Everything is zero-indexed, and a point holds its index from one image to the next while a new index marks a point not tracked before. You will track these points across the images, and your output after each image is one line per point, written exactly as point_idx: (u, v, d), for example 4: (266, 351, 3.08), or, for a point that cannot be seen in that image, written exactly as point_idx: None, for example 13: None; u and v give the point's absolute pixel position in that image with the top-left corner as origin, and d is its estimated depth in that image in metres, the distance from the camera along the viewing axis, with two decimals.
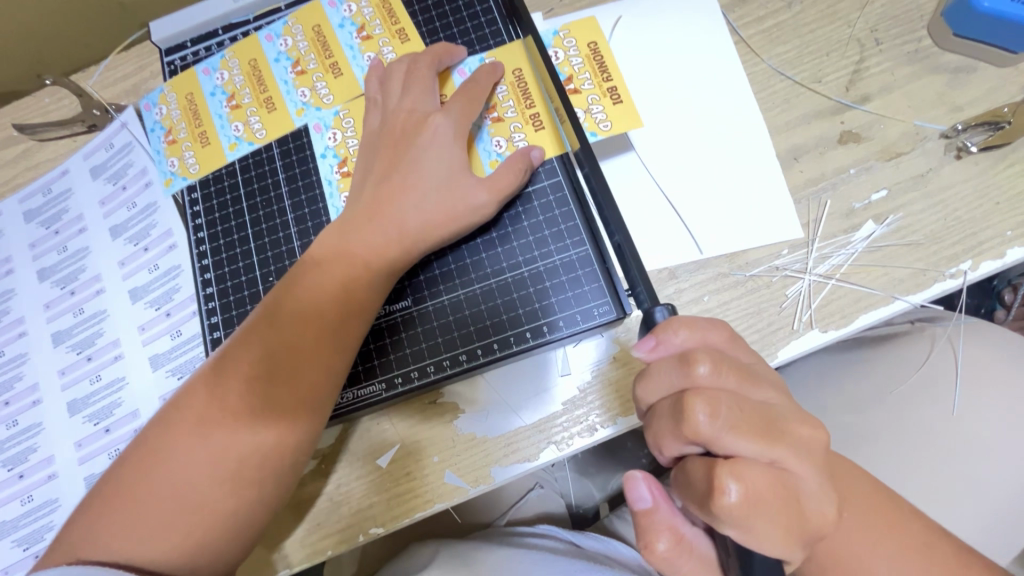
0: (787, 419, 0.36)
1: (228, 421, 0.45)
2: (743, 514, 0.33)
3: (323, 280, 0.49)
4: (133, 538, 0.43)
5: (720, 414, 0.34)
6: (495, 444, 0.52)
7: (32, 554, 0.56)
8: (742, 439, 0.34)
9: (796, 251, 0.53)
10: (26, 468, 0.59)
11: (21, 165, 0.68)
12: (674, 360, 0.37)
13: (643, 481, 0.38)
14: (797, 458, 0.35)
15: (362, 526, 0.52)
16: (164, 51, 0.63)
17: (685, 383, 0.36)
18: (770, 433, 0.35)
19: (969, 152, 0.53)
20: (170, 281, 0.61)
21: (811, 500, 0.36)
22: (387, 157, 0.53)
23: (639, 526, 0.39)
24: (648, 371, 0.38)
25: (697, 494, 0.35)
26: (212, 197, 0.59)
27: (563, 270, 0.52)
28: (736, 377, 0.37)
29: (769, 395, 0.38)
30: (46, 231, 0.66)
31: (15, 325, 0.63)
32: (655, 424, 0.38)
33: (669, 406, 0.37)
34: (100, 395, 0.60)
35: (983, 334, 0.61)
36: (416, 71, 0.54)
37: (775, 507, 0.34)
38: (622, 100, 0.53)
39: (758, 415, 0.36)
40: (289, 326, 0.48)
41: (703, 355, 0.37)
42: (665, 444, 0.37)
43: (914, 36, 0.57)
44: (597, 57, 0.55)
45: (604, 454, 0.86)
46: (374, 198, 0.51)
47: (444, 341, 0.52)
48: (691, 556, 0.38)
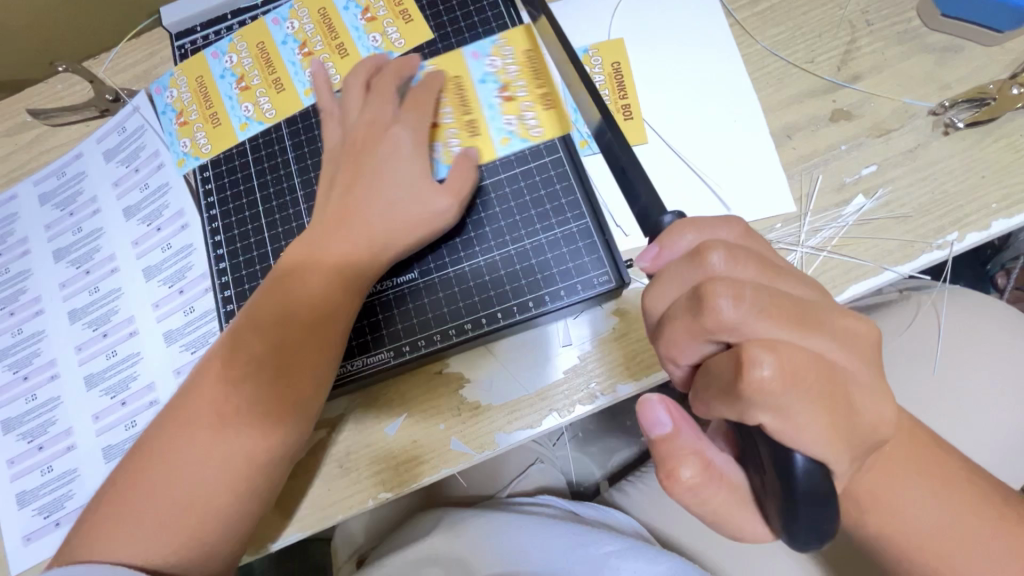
0: (824, 311, 0.33)
1: (242, 395, 0.47)
2: (780, 396, 0.30)
3: (335, 254, 0.51)
4: (160, 501, 0.45)
5: (745, 297, 0.31)
6: (499, 412, 0.54)
7: (52, 522, 0.58)
8: (772, 321, 0.31)
9: (789, 225, 0.55)
10: (45, 440, 0.61)
11: (36, 150, 0.70)
12: (684, 258, 0.35)
13: (660, 404, 0.35)
14: (838, 348, 0.32)
15: (371, 491, 0.54)
16: (175, 35, 0.65)
17: (699, 276, 0.34)
18: (806, 321, 0.32)
19: (956, 127, 0.55)
20: (183, 260, 0.63)
21: (857, 394, 0.32)
22: (397, 136, 0.54)
23: (660, 455, 0.36)
24: (657, 278, 0.37)
25: (722, 386, 0.31)
26: (223, 176, 0.61)
27: (564, 242, 0.54)
28: (755, 268, 0.34)
29: (801, 289, 0.35)
30: (61, 213, 0.67)
31: (32, 304, 0.65)
32: (668, 330, 0.35)
33: (684, 301, 0.34)
34: (116, 369, 0.62)
35: (969, 302, 0.63)
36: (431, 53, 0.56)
37: (816, 393, 0.30)
38: (633, 117, 0.58)
39: (791, 301, 0.32)
40: (298, 304, 0.50)
41: (716, 245, 0.35)
42: (682, 345, 0.34)
43: (903, 17, 0.59)
44: (619, 76, 0.60)
45: (604, 432, 0.88)
46: (384, 175, 0.53)
47: (449, 311, 0.54)
48: (718, 485, 0.35)
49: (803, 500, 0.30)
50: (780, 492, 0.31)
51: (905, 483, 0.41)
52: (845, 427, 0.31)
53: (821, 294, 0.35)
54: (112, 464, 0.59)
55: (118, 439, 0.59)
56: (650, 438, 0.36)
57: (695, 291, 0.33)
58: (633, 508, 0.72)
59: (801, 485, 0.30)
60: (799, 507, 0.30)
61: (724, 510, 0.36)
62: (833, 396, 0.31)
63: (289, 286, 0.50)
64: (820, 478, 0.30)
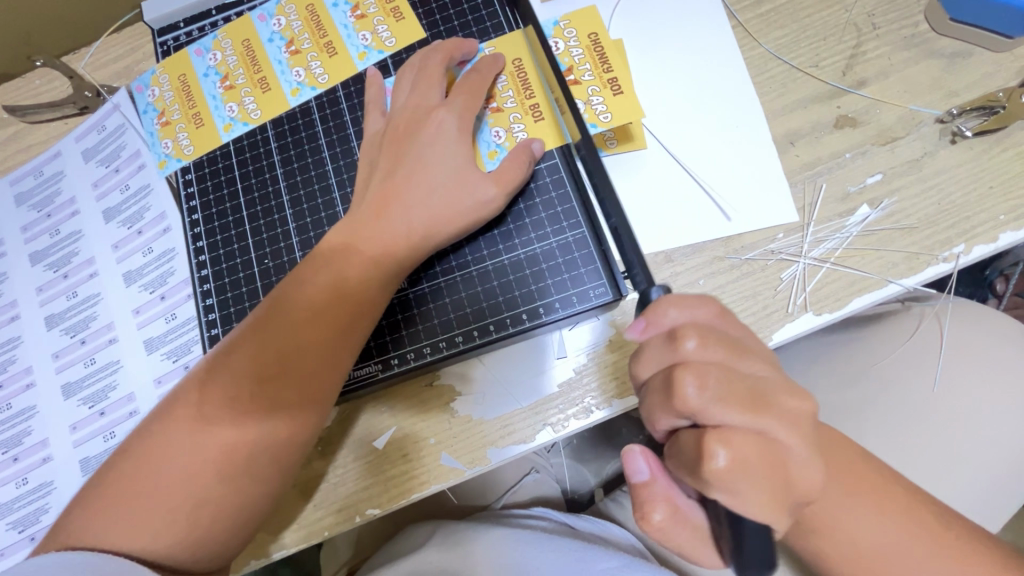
0: (774, 391, 0.34)
1: (226, 415, 0.45)
2: (733, 483, 0.31)
3: (325, 265, 0.49)
4: (127, 525, 0.42)
5: (708, 384, 0.32)
6: (491, 426, 0.52)
7: (28, 536, 0.56)
8: (731, 411, 0.32)
9: (791, 235, 0.53)
10: (21, 451, 0.58)
11: (12, 148, 0.67)
12: (662, 336, 0.35)
13: (640, 454, 0.36)
14: (788, 433, 0.32)
15: (358, 508, 0.52)
16: (157, 31, 0.63)
17: (674, 359, 0.34)
18: (762, 405, 0.33)
19: (964, 136, 0.54)
20: (165, 265, 0.61)
21: (801, 472, 0.33)
22: (390, 144, 0.52)
23: (635, 498, 0.36)
24: (639, 351, 0.36)
25: (688, 466, 0.32)
26: (206, 178, 0.59)
27: (560, 253, 0.52)
28: (724, 349, 0.34)
29: (762, 366, 0.35)
30: (38, 214, 0.65)
31: (8, 309, 0.63)
32: (647, 402, 0.35)
33: (659, 381, 0.34)
34: (95, 378, 0.59)
35: (968, 312, 0.62)
36: (428, 67, 0.53)
37: (768, 476, 0.32)
38: (622, 91, 0.54)
39: (750, 386, 0.33)
40: (285, 326, 0.47)
41: (690, 329, 0.34)
42: (657, 420, 0.35)
43: (911, 21, 0.57)
44: (597, 47, 0.56)
45: (601, 441, 0.86)
46: (377, 181, 0.52)
47: (440, 323, 0.52)
48: (687, 529, 0.35)
49: (751, 534, 0.32)
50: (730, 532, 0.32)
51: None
52: (789, 501, 0.33)
53: (776, 371, 0.36)
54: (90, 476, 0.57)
55: (97, 451, 0.57)
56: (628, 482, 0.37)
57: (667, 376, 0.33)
58: (628, 520, 0.71)
59: (749, 528, 0.32)
60: (745, 542, 0.32)
61: (695, 552, 0.36)
62: (778, 479, 0.32)
63: (277, 305, 0.48)
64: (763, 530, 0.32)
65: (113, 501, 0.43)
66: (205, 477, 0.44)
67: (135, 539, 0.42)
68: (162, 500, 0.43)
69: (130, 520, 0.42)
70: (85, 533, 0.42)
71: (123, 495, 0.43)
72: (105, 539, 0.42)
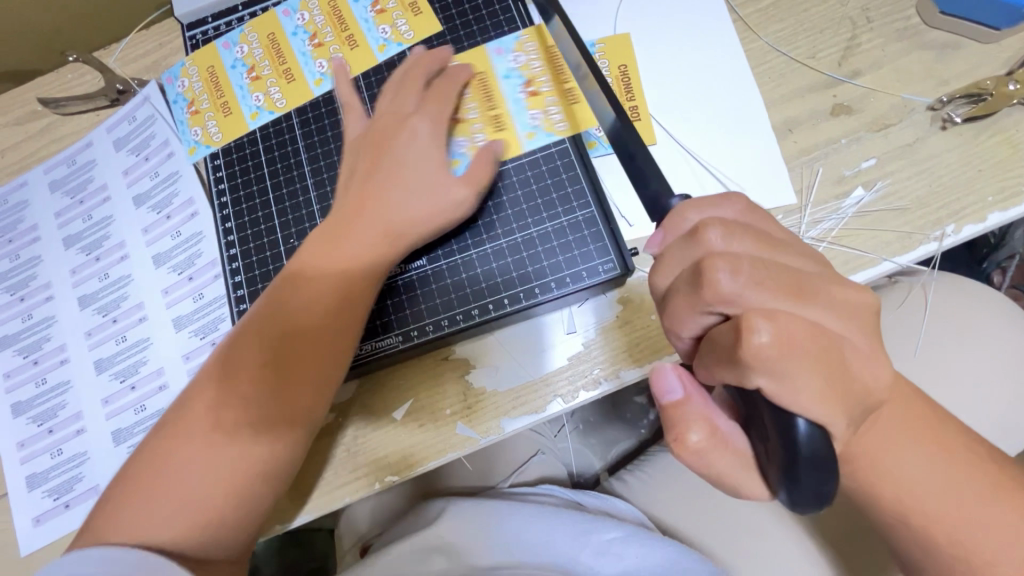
0: (817, 280, 0.34)
1: (260, 378, 0.48)
2: (779, 361, 0.30)
3: (351, 241, 0.52)
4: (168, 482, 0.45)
5: (742, 270, 0.32)
6: (504, 397, 0.55)
7: (62, 504, 0.59)
8: (767, 291, 0.32)
9: (790, 217, 0.56)
10: (55, 424, 0.61)
11: (46, 139, 0.71)
12: (683, 237, 0.36)
13: (671, 371, 0.36)
14: (832, 316, 0.33)
15: (379, 474, 0.55)
16: (187, 26, 0.66)
17: (697, 252, 0.35)
18: (802, 291, 0.33)
19: (954, 122, 0.56)
20: (192, 247, 0.64)
21: (855, 361, 0.33)
22: (412, 132, 0.56)
23: (668, 420, 0.36)
24: (661, 258, 0.38)
25: (722, 354, 0.32)
26: (234, 163, 0.62)
27: (571, 231, 0.55)
28: (751, 241, 0.35)
29: (800, 262, 0.36)
30: (71, 200, 0.68)
31: (42, 290, 0.66)
32: (672, 304, 0.36)
33: (686, 276, 0.35)
34: (125, 354, 0.62)
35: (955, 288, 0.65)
36: (453, 57, 0.57)
37: (815, 357, 0.31)
38: (640, 120, 0.59)
39: (786, 272, 0.33)
40: (315, 296, 0.51)
41: (712, 223, 0.35)
42: (683, 318, 0.36)
43: (903, 14, 0.60)
44: (625, 78, 0.60)
45: (604, 421, 0.91)
46: (401, 164, 0.55)
47: (457, 297, 0.55)
48: (725, 450, 0.35)
49: (806, 463, 0.30)
50: (780, 457, 0.31)
51: (899, 461, 0.43)
52: (844, 396, 0.32)
53: (816, 263, 0.36)
54: (121, 447, 0.60)
55: (128, 424, 0.60)
56: (659, 405, 0.37)
57: (695, 267, 0.34)
58: (634, 496, 0.74)
59: (805, 454, 0.30)
60: (801, 475, 0.30)
61: (728, 474, 0.36)
62: (832, 361, 0.32)
63: (307, 277, 0.52)
64: (820, 442, 0.31)
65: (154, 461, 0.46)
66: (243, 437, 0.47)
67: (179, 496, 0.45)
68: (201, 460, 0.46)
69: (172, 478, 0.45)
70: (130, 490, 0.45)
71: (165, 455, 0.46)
72: (151, 496, 0.45)
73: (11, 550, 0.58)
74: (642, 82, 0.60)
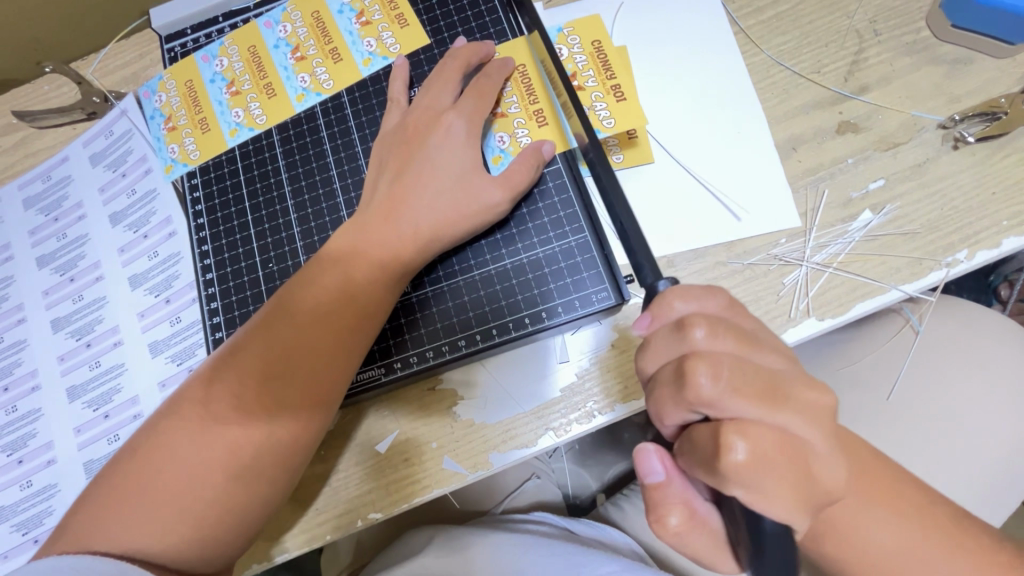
0: (793, 383, 0.33)
1: (232, 416, 0.46)
2: (753, 476, 0.30)
3: (332, 267, 0.50)
4: (131, 526, 0.42)
5: (723, 376, 0.31)
6: (494, 430, 0.52)
7: (31, 539, 0.56)
8: (745, 400, 0.31)
9: (794, 240, 0.53)
10: (25, 454, 0.59)
11: (21, 153, 0.68)
12: (668, 329, 0.35)
13: (655, 454, 0.34)
14: (807, 425, 0.32)
15: (361, 512, 0.52)
16: (164, 38, 0.63)
17: (682, 348, 0.34)
18: (779, 397, 0.32)
19: (966, 142, 0.54)
20: (170, 268, 0.61)
21: (824, 464, 0.33)
22: (401, 153, 0.53)
23: (649, 501, 0.35)
24: (647, 343, 0.36)
25: (700, 458, 0.32)
26: (212, 183, 0.59)
27: (563, 257, 0.53)
28: (735, 340, 0.33)
29: (778, 360, 0.34)
30: (45, 218, 0.66)
31: (15, 312, 0.63)
32: (655, 395, 0.34)
33: (669, 373, 0.33)
34: (99, 381, 0.60)
35: (962, 312, 0.63)
36: (444, 71, 0.54)
37: (787, 469, 0.31)
38: (637, 138, 0.56)
39: (765, 376, 0.32)
40: (288, 328, 0.47)
41: (698, 319, 0.34)
42: (666, 413, 0.34)
43: (913, 27, 0.58)
44: (601, 54, 0.57)
45: (602, 446, 0.87)
46: (390, 183, 0.52)
47: (443, 327, 0.53)
48: (701, 532, 0.35)
49: (771, 546, 0.32)
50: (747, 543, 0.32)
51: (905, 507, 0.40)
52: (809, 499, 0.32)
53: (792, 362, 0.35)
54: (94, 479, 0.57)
55: (100, 454, 0.57)
56: (641, 484, 0.36)
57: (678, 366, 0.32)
58: (630, 524, 0.71)
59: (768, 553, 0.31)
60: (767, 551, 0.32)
61: (702, 550, 0.36)
62: (802, 471, 0.32)
63: (281, 308, 0.49)
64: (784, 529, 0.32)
65: (117, 505, 0.43)
66: (214, 478, 0.44)
67: (145, 542, 0.42)
68: (170, 504, 0.43)
69: (135, 524, 0.42)
70: (95, 537, 0.42)
71: (131, 498, 0.43)
72: (113, 542, 0.42)
73: None
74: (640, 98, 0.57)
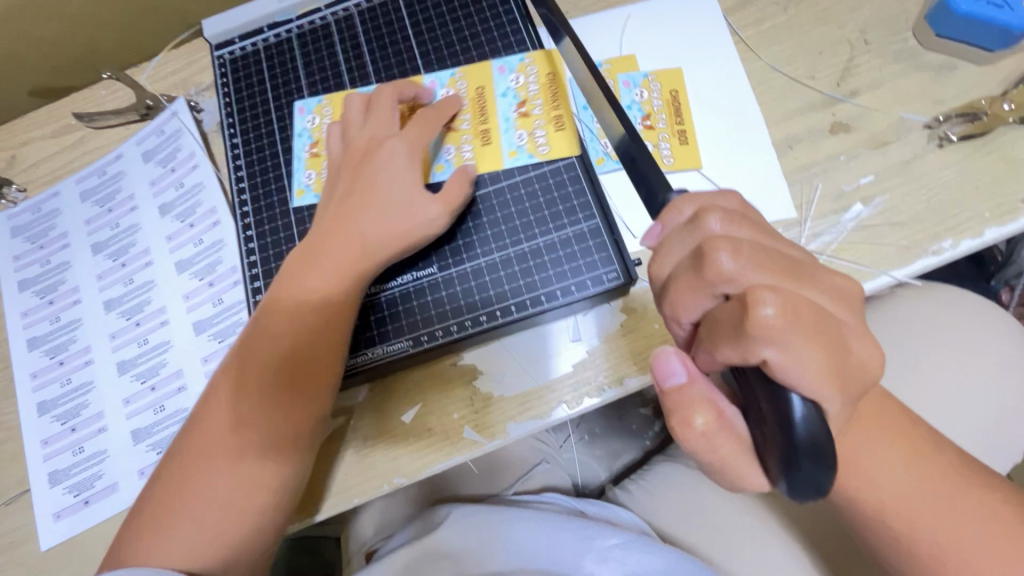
0: (811, 269, 0.36)
1: (240, 428, 0.51)
2: (783, 335, 0.31)
3: (346, 270, 0.54)
4: None
5: (743, 252, 0.34)
6: (511, 402, 0.57)
7: (82, 500, 0.61)
8: (768, 272, 0.34)
9: (790, 230, 0.58)
10: (78, 423, 0.64)
11: (79, 151, 0.75)
12: (684, 224, 0.38)
13: (675, 355, 0.36)
14: (826, 300, 0.35)
15: (387, 476, 0.56)
16: (215, 46, 0.70)
17: (697, 238, 0.37)
18: (799, 275, 0.35)
19: (950, 140, 0.58)
20: (213, 254, 0.67)
21: (851, 340, 0.35)
22: (354, 165, 0.58)
23: (670, 404, 0.36)
24: (660, 247, 0.39)
25: (727, 331, 0.33)
26: (256, 175, 0.65)
27: (576, 241, 0.57)
28: (750, 229, 0.37)
29: (792, 250, 0.38)
30: (100, 209, 0.72)
31: (70, 294, 0.69)
32: (675, 289, 0.37)
33: (688, 260, 0.36)
34: (147, 356, 0.65)
35: (957, 301, 0.66)
36: (379, 98, 0.60)
37: (816, 334, 0.32)
38: (688, 142, 0.61)
39: (783, 259, 0.35)
40: (263, 343, 0.53)
41: (713, 210, 0.37)
42: (684, 303, 0.37)
43: (899, 37, 0.63)
44: (676, 102, 0.62)
45: (609, 430, 0.92)
46: (349, 191, 0.57)
47: (465, 304, 0.57)
48: (728, 436, 0.35)
49: (805, 452, 0.30)
50: (780, 440, 0.31)
51: (884, 461, 0.44)
52: (841, 380, 0.33)
53: (807, 253, 0.38)
54: (140, 445, 0.62)
55: (147, 423, 0.62)
56: (660, 388, 0.37)
57: (697, 250, 0.35)
58: (638, 506, 0.74)
59: (803, 436, 0.30)
60: (801, 463, 0.30)
61: (730, 461, 0.36)
62: (831, 343, 0.33)
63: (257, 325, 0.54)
64: (819, 428, 0.31)
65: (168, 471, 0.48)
66: None
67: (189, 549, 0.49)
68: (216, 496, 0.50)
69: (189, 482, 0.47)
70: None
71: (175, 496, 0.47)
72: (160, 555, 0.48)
73: (32, 544, 0.60)
74: (691, 108, 0.62)
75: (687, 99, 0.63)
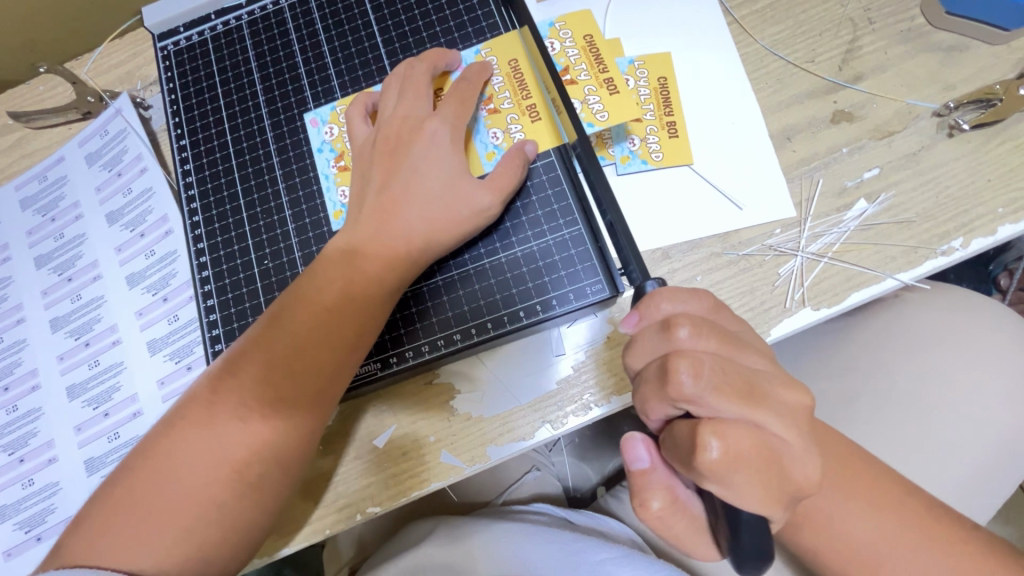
0: (773, 383, 0.34)
1: (234, 437, 0.45)
2: (727, 473, 0.31)
3: (301, 288, 0.49)
4: (132, 537, 0.43)
5: (703, 373, 0.33)
6: (490, 423, 0.53)
7: (34, 537, 0.56)
8: (726, 400, 0.32)
9: (788, 231, 0.53)
10: (27, 453, 0.59)
11: (16, 153, 0.68)
12: (656, 327, 0.36)
13: (641, 441, 0.37)
14: (784, 427, 0.33)
15: (360, 506, 0.52)
16: (158, 36, 0.64)
17: (666, 347, 0.35)
18: (759, 397, 0.33)
19: (961, 129, 0.53)
20: (166, 267, 0.61)
21: (803, 464, 0.34)
22: (379, 161, 0.52)
23: (634, 484, 0.37)
24: (633, 340, 0.38)
25: (681, 454, 0.33)
26: (207, 181, 0.60)
27: (557, 250, 0.52)
28: (718, 340, 0.35)
29: (758, 361, 0.36)
30: (42, 218, 0.66)
31: (13, 312, 0.64)
32: (642, 390, 0.36)
33: (653, 370, 0.35)
34: (99, 379, 0.60)
35: (959, 301, 0.63)
36: (412, 77, 0.53)
37: (762, 468, 0.32)
38: (678, 135, 0.56)
39: (745, 377, 0.33)
40: (283, 346, 0.47)
41: (683, 319, 0.36)
42: (649, 407, 0.36)
43: (907, 15, 0.57)
44: (664, 90, 0.57)
45: (602, 436, 0.87)
46: (376, 185, 0.51)
47: (438, 321, 0.53)
48: (685, 520, 0.37)
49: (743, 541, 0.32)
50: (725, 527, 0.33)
51: None
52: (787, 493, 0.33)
53: (772, 363, 0.36)
54: (94, 475, 0.57)
55: (101, 452, 0.58)
56: (627, 469, 0.38)
57: (661, 364, 0.34)
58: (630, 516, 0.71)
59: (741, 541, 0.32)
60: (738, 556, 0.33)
61: (685, 537, 0.37)
62: (776, 473, 0.32)
63: (273, 319, 0.48)
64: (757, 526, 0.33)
65: (110, 523, 0.43)
66: (200, 494, 0.44)
67: (152, 555, 0.42)
68: (187, 499, 0.44)
69: (137, 532, 0.43)
70: (97, 536, 0.43)
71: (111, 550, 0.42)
72: (123, 555, 0.42)
73: None
74: (680, 97, 0.57)
75: (677, 87, 0.57)
